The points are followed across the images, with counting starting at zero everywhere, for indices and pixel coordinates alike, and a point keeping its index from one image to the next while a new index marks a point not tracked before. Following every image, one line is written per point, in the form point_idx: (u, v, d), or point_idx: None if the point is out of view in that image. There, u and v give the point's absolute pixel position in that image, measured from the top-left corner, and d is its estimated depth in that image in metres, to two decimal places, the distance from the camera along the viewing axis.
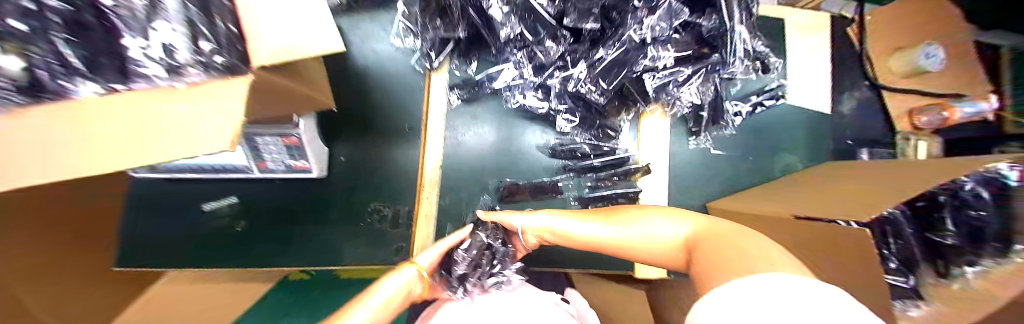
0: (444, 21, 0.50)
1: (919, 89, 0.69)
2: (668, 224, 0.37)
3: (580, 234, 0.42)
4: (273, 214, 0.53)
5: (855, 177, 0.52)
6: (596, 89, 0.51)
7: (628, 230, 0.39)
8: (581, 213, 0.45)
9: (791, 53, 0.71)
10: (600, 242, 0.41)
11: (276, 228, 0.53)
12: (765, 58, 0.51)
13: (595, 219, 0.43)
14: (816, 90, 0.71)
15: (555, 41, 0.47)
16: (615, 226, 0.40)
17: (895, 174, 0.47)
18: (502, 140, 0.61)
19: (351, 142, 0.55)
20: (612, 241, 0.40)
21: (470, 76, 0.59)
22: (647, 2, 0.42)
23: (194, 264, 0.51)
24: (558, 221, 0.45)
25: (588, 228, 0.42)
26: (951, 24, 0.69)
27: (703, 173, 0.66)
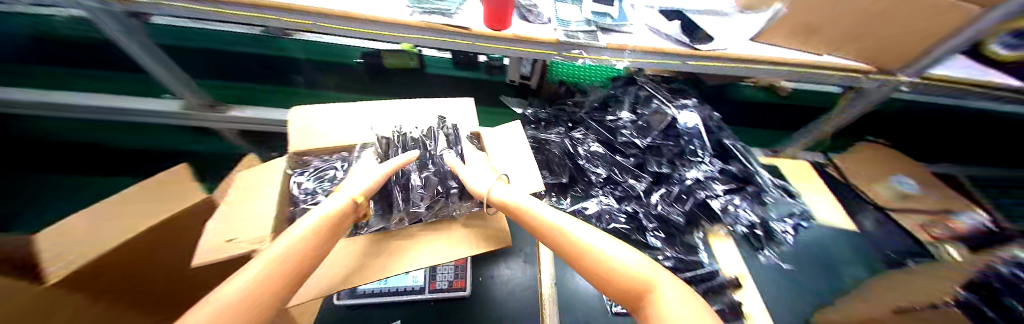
0: (551, 172, 0.81)
1: (918, 208, 0.87)
2: (660, 274, 0.32)
3: (612, 258, 0.34)
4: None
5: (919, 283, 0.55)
6: (675, 210, 0.73)
7: (608, 245, 0.35)
8: (631, 246, 0.36)
9: (798, 183, 0.92)
10: (607, 267, 0.33)
11: None
12: (782, 186, 0.80)
13: (634, 251, 0.35)
14: (835, 211, 0.87)
15: (636, 179, 0.77)
16: (613, 242, 0.36)
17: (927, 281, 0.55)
18: None
19: (484, 266, 0.70)
20: (619, 279, 0.32)
21: (564, 207, 0.79)
22: (697, 157, 0.74)
23: None
24: (569, 222, 0.39)
25: (585, 232, 0.37)
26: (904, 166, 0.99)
27: (784, 286, 0.72)
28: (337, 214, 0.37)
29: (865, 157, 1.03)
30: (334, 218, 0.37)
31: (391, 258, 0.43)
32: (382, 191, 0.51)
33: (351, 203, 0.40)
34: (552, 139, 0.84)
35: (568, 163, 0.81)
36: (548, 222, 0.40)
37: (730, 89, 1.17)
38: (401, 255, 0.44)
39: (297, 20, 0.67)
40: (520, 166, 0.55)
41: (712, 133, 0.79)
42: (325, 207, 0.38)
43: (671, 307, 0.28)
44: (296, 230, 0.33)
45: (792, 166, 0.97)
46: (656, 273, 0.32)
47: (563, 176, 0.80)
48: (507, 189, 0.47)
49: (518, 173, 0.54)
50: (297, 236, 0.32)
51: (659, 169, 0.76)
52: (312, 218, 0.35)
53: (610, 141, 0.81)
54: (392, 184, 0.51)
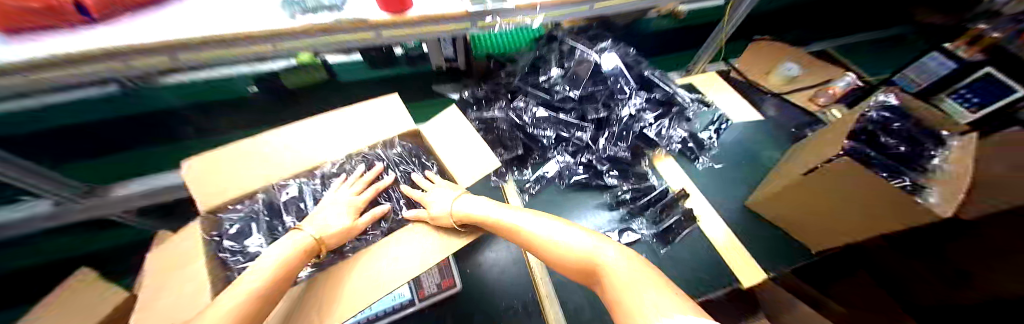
0: (505, 147, 0.80)
1: (807, 84, 1.08)
2: (607, 247, 0.39)
3: (562, 242, 0.40)
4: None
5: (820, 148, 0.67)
6: (620, 148, 0.80)
7: (562, 235, 0.41)
8: (583, 227, 0.43)
9: (713, 93, 1.04)
10: (563, 253, 0.40)
11: None
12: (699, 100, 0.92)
13: (584, 232, 0.42)
14: (744, 106, 1.02)
15: (582, 130, 0.80)
16: (565, 228, 0.42)
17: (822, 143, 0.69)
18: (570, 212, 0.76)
19: (468, 258, 0.69)
20: (573, 260, 0.39)
21: (527, 177, 0.82)
22: (625, 94, 0.80)
23: None
24: (531, 221, 0.44)
25: (540, 227, 0.43)
26: (787, 52, 1.20)
27: (721, 182, 0.85)
28: (298, 253, 0.36)
29: (760, 53, 1.20)
30: (297, 258, 0.36)
31: (344, 297, 0.35)
32: None
33: (312, 241, 0.39)
34: (496, 116, 0.82)
35: (516, 133, 0.81)
36: (505, 224, 0.45)
37: (639, 25, 1.26)
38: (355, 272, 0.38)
39: (145, 60, 0.52)
40: (466, 151, 0.55)
41: (633, 68, 0.84)
42: (283, 245, 0.37)
43: (619, 270, 0.35)
44: (261, 265, 0.33)
45: (707, 79, 1.09)
46: (612, 249, 0.39)
47: (517, 148, 0.80)
48: (477, 200, 0.49)
49: (466, 161, 0.54)
50: (251, 285, 0.31)
51: (598, 115, 0.80)
52: (271, 255, 0.35)
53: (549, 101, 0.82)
54: None
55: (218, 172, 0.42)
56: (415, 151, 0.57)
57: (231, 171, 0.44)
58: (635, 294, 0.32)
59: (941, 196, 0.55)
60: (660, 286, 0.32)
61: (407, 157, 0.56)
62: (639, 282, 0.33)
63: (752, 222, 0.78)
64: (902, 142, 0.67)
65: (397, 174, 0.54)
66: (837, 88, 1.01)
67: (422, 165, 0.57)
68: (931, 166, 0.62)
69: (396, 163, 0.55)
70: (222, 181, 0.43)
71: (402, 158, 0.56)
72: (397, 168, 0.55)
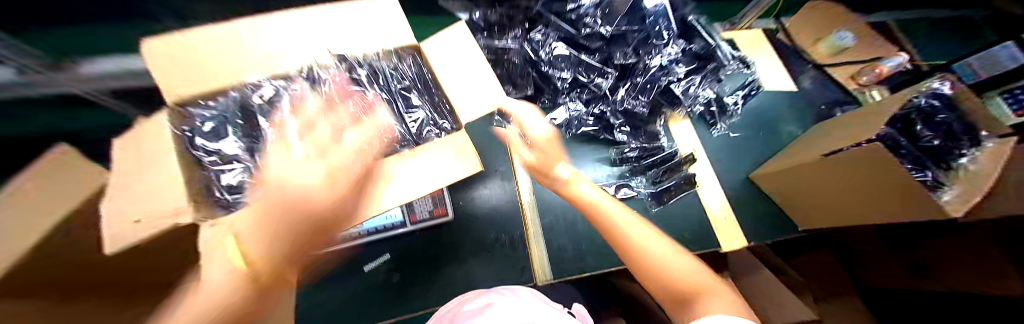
0: (515, 85, 0.73)
1: (857, 59, 0.97)
2: None
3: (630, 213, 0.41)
4: (413, 262, 0.60)
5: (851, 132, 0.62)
6: (640, 103, 0.72)
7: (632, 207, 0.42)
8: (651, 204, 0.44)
9: (753, 54, 0.93)
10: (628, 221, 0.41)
11: (421, 270, 0.60)
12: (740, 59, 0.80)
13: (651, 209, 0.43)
14: (780, 74, 0.93)
15: (603, 77, 0.72)
16: None
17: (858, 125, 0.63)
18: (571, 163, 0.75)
19: (463, 191, 0.68)
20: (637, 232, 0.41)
21: (534, 121, 0.77)
22: (661, 40, 0.70)
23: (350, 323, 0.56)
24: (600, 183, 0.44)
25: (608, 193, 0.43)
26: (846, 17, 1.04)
27: (733, 152, 0.81)
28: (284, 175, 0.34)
29: (817, 15, 1.05)
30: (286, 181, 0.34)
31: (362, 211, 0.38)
32: None
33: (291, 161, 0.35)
34: (509, 46, 0.71)
35: (529, 71, 0.72)
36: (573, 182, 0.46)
37: None
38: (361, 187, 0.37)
39: None
40: (469, 80, 0.46)
41: (676, 9, 0.72)
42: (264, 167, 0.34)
43: None
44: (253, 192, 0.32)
45: (751, 37, 0.96)
46: None
47: (529, 88, 0.73)
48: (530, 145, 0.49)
49: (469, 92, 0.46)
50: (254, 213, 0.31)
51: (623, 61, 0.71)
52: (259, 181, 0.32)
53: (571, 37, 0.72)
54: None
55: (195, 57, 0.34)
56: (417, 70, 0.49)
57: (212, 59, 0.35)
58: None
59: (953, 197, 0.55)
60: None
61: (407, 76, 0.49)
62: None
63: (751, 195, 0.77)
64: (936, 136, 0.63)
65: (392, 94, 0.48)
66: (886, 68, 0.89)
67: (423, 88, 0.50)
68: (953, 164, 0.61)
69: (393, 81, 0.48)
70: (197, 67, 0.34)
71: (399, 77, 0.49)
72: (394, 86, 0.48)
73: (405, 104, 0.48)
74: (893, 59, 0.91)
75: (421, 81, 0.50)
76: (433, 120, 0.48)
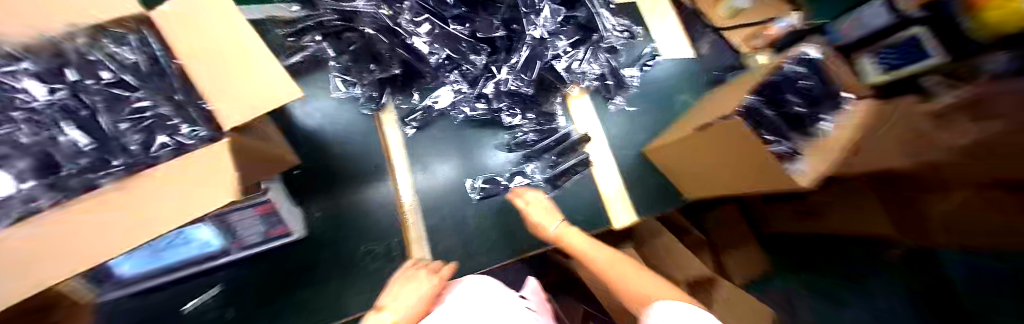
0: (378, 64, 0.60)
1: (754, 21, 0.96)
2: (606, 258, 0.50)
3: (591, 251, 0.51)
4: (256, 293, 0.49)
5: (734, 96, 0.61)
6: (522, 82, 0.64)
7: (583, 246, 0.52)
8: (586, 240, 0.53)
9: (654, 21, 0.90)
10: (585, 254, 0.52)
11: (265, 307, 0.49)
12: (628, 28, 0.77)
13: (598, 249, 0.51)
14: (679, 41, 0.91)
15: (476, 53, 0.63)
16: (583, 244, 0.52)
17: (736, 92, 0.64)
18: (463, 151, 0.67)
19: (322, 200, 0.55)
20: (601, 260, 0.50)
21: (413, 106, 0.65)
22: (531, 9, 0.61)
23: None
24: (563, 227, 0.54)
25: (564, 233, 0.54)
26: None
27: (630, 126, 0.80)
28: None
29: None
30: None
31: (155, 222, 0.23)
32: None
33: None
34: (359, 8, 0.56)
35: (389, 45, 0.58)
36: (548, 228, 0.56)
37: None
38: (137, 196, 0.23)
39: None
40: (222, 63, 0.31)
41: None
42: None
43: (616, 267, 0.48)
44: None
45: (652, 1, 0.92)
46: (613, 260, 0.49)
47: (394, 66, 0.60)
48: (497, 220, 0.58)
49: (215, 76, 0.29)
50: None
51: (490, 34, 0.61)
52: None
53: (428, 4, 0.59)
54: None
55: None
56: (134, 47, 0.31)
57: None
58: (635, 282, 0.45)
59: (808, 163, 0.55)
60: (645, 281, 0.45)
61: (123, 62, 0.31)
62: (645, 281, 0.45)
63: (641, 171, 0.77)
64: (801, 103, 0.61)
65: (103, 89, 0.31)
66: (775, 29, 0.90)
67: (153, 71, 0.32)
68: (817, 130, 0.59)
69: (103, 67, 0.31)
70: None
71: (109, 61, 0.31)
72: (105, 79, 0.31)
73: (132, 105, 0.31)
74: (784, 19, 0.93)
75: (149, 66, 0.32)
76: (185, 128, 0.31)
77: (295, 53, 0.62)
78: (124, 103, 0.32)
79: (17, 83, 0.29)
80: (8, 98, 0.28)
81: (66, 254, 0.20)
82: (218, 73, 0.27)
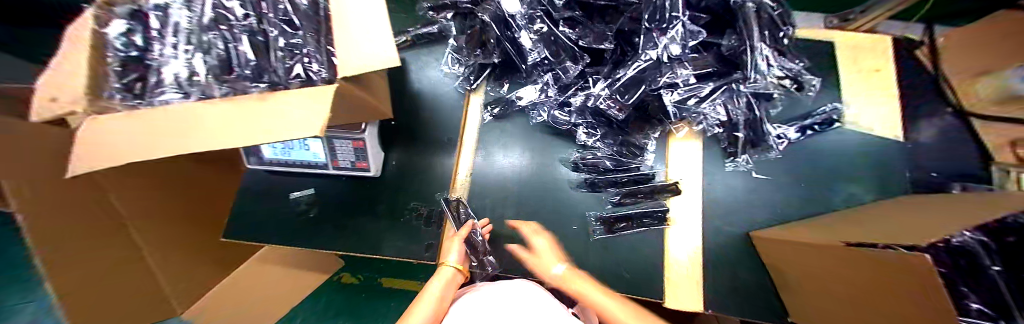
0: (483, 50, 0.63)
1: None
2: None
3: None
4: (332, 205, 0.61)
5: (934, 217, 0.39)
6: (616, 105, 0.56)
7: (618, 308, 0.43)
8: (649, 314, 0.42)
9: (845, 73, 0.64)
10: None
11: (337, 216, 0.60)
12: (800, 74, 0.54)
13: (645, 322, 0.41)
14: (886, 111, 0.61)
15: (574, 61, 0.58)
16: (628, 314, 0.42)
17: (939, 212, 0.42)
18: (533, 152, 0.65)
19: (401, 151, 0.63)
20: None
21: (501, 95, 0.68)
22: (660, 24, 0.49)
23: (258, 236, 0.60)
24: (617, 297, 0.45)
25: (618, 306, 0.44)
26: None
27: (746, 199, 0.59)
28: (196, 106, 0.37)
29: None
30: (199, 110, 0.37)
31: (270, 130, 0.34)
32: (189, 58, 0.40)
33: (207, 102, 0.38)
34: None
35: (498, 34, 0.59)
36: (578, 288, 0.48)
37: None
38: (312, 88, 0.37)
39: None
40: (359, 28, 0.38)
41: None
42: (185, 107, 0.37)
43: None
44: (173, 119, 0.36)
45: (855, 44, 0.65)
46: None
47: (495, 56, 0.62)
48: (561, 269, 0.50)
49: (358, 43, 0.38)
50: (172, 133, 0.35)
51: (595, 44, 0.54)
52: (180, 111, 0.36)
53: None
54: (205, 50, 0.41)
55: None
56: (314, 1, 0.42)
57: None
58: None
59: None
60: None
61: (298, 7, 0.42)
62: None
63: (739, 259, 0.57)
64: None
65: (276, 24, 0.42)
66: None
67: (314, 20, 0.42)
68: None
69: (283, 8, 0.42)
70: None
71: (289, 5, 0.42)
72: (282, 17, 0.42)
73: (288, 39, 0.42)
74: None
75: (313, 14, 0.42)
76: (312, 68, 0.40)
77: (429, 25, 0.71)
78: (284, 36, 0.42)
79: (241, 9, 0.42)
80: (233, 18, 0.42)
81: (229, 133, 0.34)
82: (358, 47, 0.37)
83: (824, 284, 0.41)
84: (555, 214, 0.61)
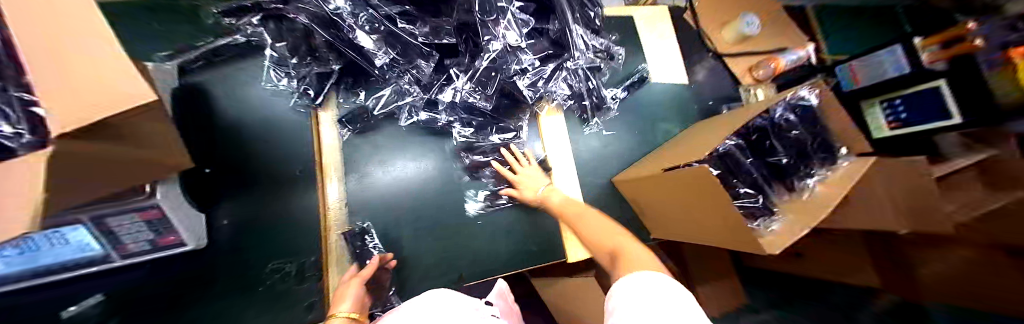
0: (314, 57, 0.53)
1: (752, 50, 0.88)
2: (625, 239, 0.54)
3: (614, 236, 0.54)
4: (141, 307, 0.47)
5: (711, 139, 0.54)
6: (481, 97, 0.58)
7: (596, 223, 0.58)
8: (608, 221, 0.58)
9: (646, 40, 0.81)
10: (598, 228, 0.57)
11: (144, 322, 0.46)
12: (609, 46, 0.67)
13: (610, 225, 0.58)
14: (673, 64, 0.82)
15: (425, 59, 0.55)
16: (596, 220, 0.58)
17: (722, 130, 0.57)
18: (419, 159, 0.62)
19: (234, 204, 0.52)
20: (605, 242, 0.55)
21: (362, 105, 0.61)
22: (491, 15, 0.51)
23: None
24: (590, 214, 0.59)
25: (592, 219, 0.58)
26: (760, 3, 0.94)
27: (602, 152, 0.73)
28: None
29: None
30: None
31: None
32: None
33: None
34: None
35: (325, 38, 0.49)
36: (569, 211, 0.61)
37: None
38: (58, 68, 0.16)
39: None
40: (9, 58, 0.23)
41: None
42: None
43: (601, 230, 0.57)
44: None
45: (646, 15, 0.83)
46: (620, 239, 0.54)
47: (333, 62, 0.53)
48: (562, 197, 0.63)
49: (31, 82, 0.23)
50: None
51: (438, 39, 0.53)
52: None
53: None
54: None
55: None
56: None
57: None
58: (631, 244, 0.52)
59: (779, 227, 0.54)
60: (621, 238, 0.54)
61: None
62: (628, 242, 0.53)
63: (608, 200, 0.71)
64: (789, 154, 0.61)
65: None
66: (780, 63, 0.83)
67: None
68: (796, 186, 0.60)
69: None
70: None
71: None
72: None
73: None
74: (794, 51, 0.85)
75: None
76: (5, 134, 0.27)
77: (234, 35, 0.57)
78: None
79: None
80: None
81: None
82: (79, 46, 0.17)
83: (664, 204, 0.59)
84: (456, 212, 0.61)
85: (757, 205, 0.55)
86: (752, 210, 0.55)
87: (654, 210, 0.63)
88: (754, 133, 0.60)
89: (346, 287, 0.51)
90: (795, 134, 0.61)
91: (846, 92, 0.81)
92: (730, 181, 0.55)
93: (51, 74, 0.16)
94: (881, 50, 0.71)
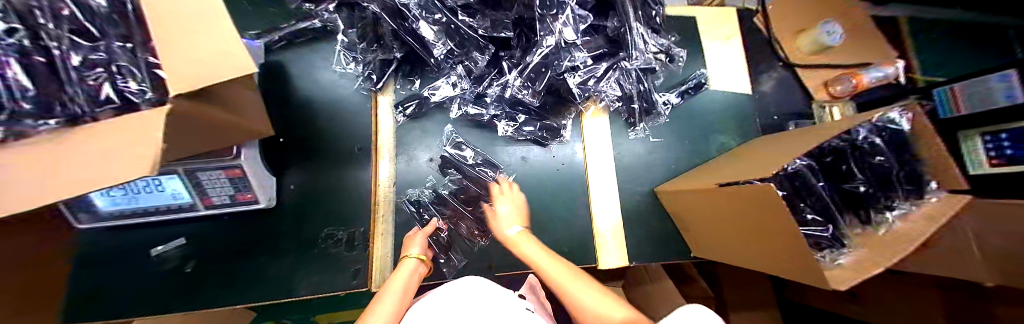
0: (379, 44, 0.56)
1: (831, 63, 0.79)
2: (600, 301, 0.40)
3: (580, 292, 0.42)
4: (213, 253, 0.53)
5: (780, 157, 0.50)
6: (530, 92, 0.57)
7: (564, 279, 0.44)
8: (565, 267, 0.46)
9: (708, 44, 0.76)
10: (572, 288, 0.43)
11: (217, 266, 0.52)
12: (667, 48, 0.63)
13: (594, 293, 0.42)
14: (736, 72, 0.76)
15: (480, 51, 0.56)
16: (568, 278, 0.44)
17: (785, 149, 0.52)
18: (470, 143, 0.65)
19: (299, 172, 0.57)
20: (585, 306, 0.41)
21: (415, 91, 0.63)
22: (551, 9, 0.49)
23: (100, 315, 0.48)
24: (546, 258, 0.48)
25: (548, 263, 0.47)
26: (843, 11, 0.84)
27: (647, 159, 0.69)
28: None
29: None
30: None
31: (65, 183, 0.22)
32: None
33: None
34: None
35: (391, 27, 0.51)
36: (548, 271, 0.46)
37: None
38: (177, 59, 0.27)
39: None
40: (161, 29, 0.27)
41: None
42: None
43: (579, 292, 0.42)
44: None
45: (710, 18, 0.77)
46: (580, 286, 0.43)
47: (395, 50, 0.56)
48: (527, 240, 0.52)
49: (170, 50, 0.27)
50: None
51: (495, 33, 0.53)
52: None
53: None
54: None
55: None
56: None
57: None
58: (586, 295, 0.41)
59: (849, 262, 0.47)
60: (590, 294, 0.42)
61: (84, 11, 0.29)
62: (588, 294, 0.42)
63: (650, 210, 0.68)
64: (869, 183, 0.54)
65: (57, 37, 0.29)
66: (864, 79, 0.73)
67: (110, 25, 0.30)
68: (875, 219, 0.53)
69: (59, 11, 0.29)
70: None
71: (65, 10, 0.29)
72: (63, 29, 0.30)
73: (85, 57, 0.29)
74: (881, 68, 0.76)
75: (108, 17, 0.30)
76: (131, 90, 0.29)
77: (306, 19, 0.61)
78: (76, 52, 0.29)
79: None
80: None
81: None
82: (189, 49, 0.27)
83: (711, 221, 0.55)
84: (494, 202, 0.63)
85: (825, 235, 0.49)
86: (819, 239, 0.49)
87: (701, 227, 0.59)
88: (828, 155, 0.54)
89: (412, 236, 0.55)
90: (877, 161, 0.54)
91: (943, 117, 0.70)
92: (795, 204, 0.50)
93: (184, 67, 0.27)
94: (994, 73, 0.62)
